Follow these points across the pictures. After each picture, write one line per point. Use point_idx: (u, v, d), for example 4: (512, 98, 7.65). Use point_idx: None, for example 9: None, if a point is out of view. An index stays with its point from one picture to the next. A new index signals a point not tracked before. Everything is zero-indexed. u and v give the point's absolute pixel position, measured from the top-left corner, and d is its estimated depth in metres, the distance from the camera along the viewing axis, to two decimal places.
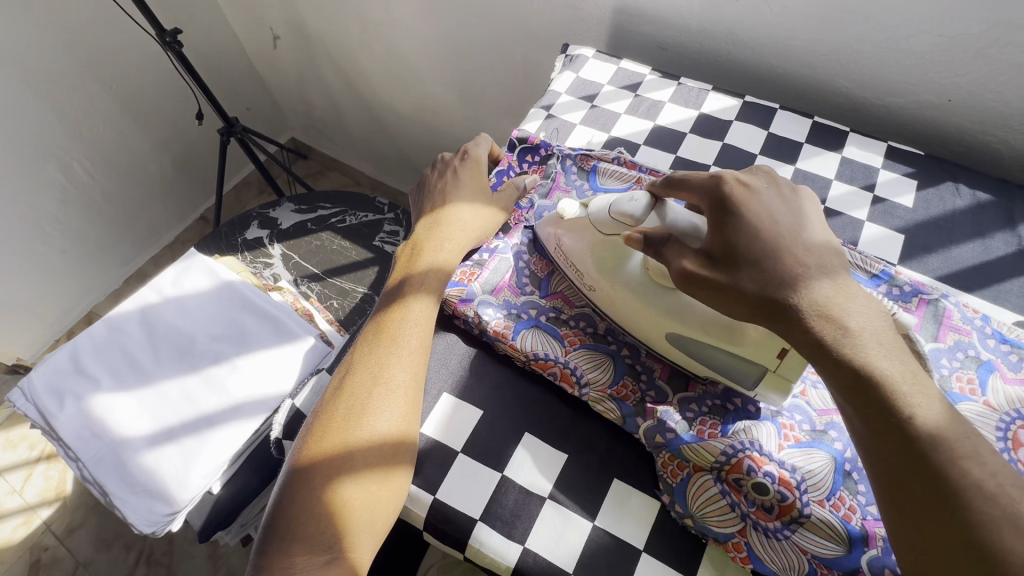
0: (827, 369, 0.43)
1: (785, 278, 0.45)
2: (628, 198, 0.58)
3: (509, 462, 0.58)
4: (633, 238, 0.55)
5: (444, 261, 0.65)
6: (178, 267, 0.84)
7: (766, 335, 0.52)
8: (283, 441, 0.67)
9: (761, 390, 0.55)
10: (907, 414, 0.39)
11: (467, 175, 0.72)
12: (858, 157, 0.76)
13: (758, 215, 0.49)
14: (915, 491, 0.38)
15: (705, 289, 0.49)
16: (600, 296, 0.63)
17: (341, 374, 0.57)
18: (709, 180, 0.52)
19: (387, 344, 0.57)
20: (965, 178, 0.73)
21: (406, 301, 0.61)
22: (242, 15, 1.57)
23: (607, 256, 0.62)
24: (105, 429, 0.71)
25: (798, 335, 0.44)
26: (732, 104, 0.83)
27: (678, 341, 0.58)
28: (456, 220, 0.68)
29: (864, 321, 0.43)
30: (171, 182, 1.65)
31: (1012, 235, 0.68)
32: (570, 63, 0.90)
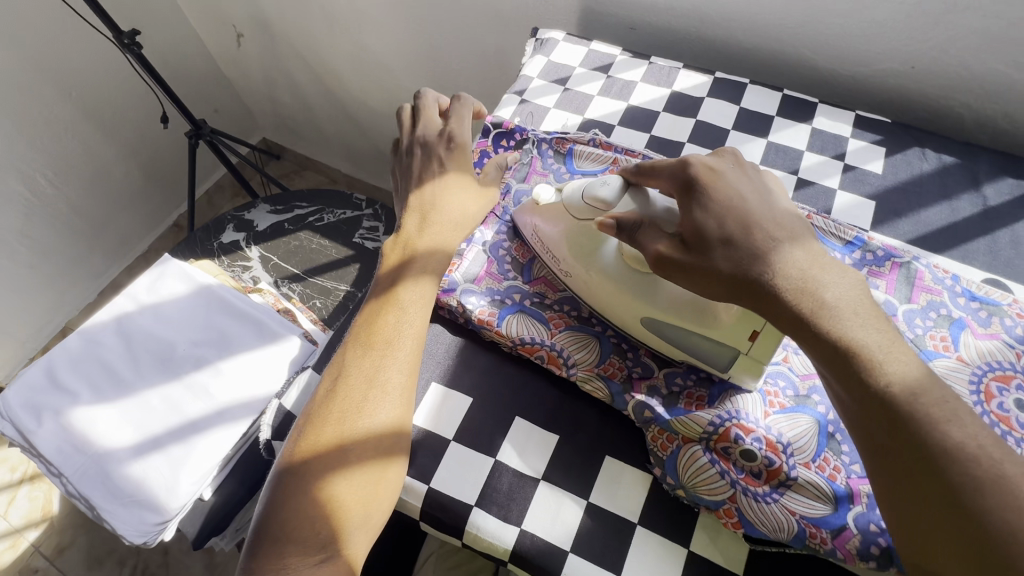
0: (804, 342, 0.44)
1: (758, 252, 0.47)
2: (601, 183, 0.58)
3: (502, 447, 0.58)
4: (606, 223, 0.54)
5: (435, 259, 0.59)
6: (152, 273, 0.82)
7: (738, 318, 0.53)
8: (271, 443, 0.72)
9: (734, 373, 0.56)
10: (886, 382, 0.40)
11: (456, 161, 0.65)
12: (828, 127, 0.77)
13: (727, 196, 0.49)
14: (900, 459, 0.39)
15: (682, 270, 0.49)
16: (577, 282, 0.63)
17: (330, 369, 0.54)
18: (676, 164, 0.53)
19: (379, 338, 0.54)
20: (930, 143, 0.75)
21: (398, 289, 0.57)
22: (203, 13, 1.53)
23: (584, 243, 0.62)
24: (87, 443, 0.70)
25: (776, 308, 0.45)
26: (703, 81, 0.83)
27: (653, 326, 0.59)
28: (452, 209, 0.63)
29: (840, 294, 0.45)
30: (140, 190, 1.61)
31: (976, 196, 0.70)
32: (541, 47, 0.90)
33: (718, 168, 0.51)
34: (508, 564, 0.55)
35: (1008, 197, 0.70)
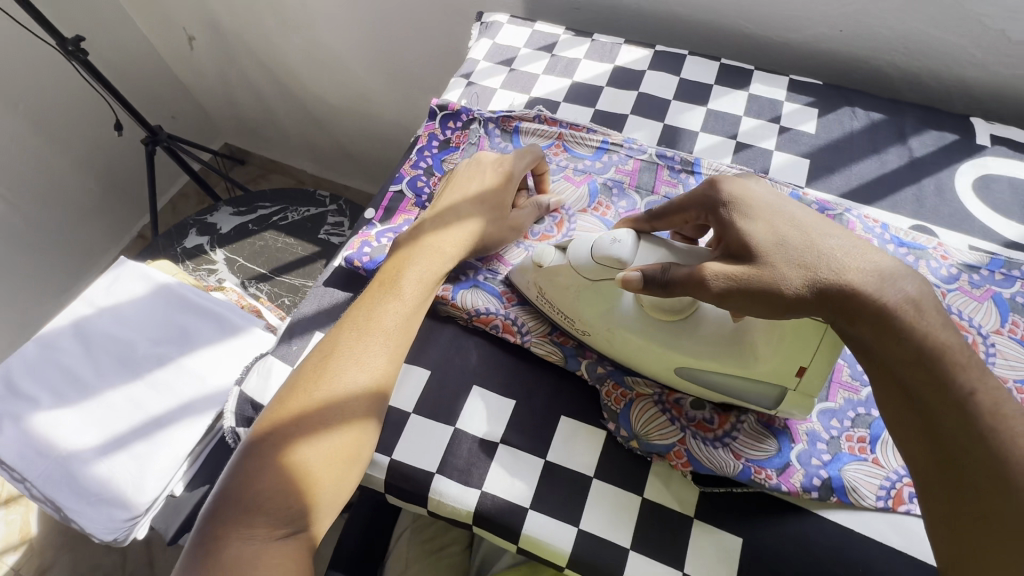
0: (882, 347, 0.42)
1: (823, 254, 0.43)
2: (610, 238, 0.52)
3: (461, 415, 0.59)
4: (630, 279, 0.48)
5: (440, 265, 0.60)
6: (109, 276, 0.82)
7: (782, 358, 0.50)
8: (238, 429, 0.63)
9: (784, 409, 0.54)
10: (968, 391, 0.39)
11: (492, 188, 0.65)
12: (763, 92, 0.80)
13: (766, 203, 0.48)
14: (967, 471, 0.38)
15: (746, 292, 0.44)
16: (596, 339, 0.58)
17: (323, 346, 0.55)
18: (696, 201, 0.52)
19: (375, 322, 0.56)
20: (859, 102, 0.78)
21: (401, 276, 0.59)
22: (151, 18, 1.51)
23: (595, 301, 0.56)
24: (50, 447, 0.69)
25: (855, 310, 0.42)
26: (644, 55, 0.86)
27: (688, 375, 0.55)
28: (472, 223, 0.62)
29: (914, 289, 0.42)
30: (98, 202, 1.58)
31: (903, 149, 0.74)
32: (485, 30, 0.91)
33: (744, 186, 0.49)
34: (473, 527, 0.57)
35: (933, 147, 0.73)
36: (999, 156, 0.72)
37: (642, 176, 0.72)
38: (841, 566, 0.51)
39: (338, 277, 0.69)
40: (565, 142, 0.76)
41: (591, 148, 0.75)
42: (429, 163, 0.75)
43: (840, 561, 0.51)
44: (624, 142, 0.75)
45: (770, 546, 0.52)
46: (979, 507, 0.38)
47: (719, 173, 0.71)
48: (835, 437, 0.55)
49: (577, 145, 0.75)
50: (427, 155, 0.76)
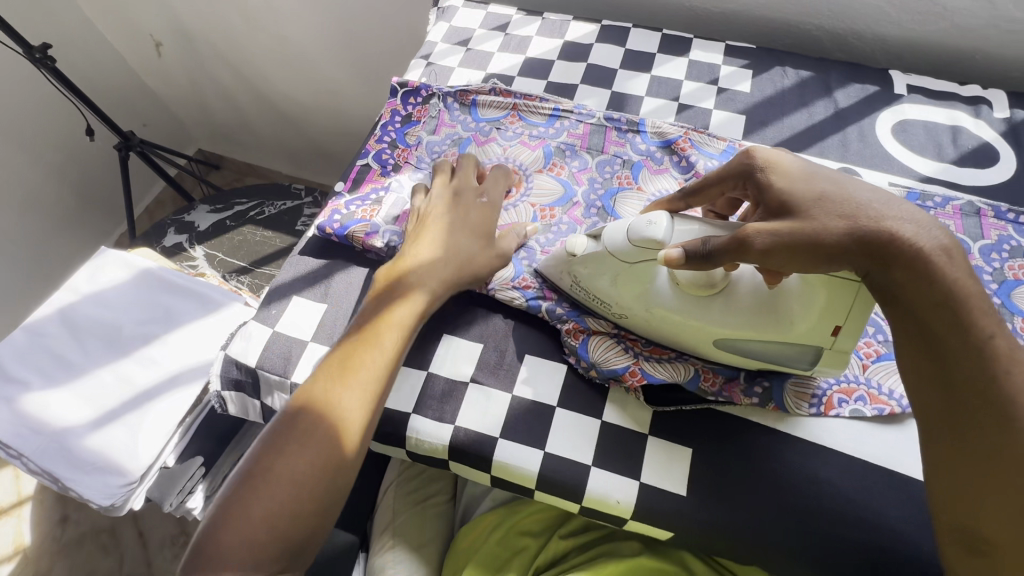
0: (911, 292, 0.44)
1: (860, 204, 0.46)
2: (645, 221, 0.53)
3: (433, 359, 0.64)
4: (672, 255, 0.50)
5: (417, 305, 0.59)
6: (91, 265, 0.85)
7: (818, 318, 0.51)
8: (222, 392, 0.68)
9: (819, 368, 0.56)
10: (988, 334, 0.43)
11: (472, 215, 0.66)
12: (702, 58, 0.86)
13: (799, 166, 0.50)
14: (980, 409, 0.42)
15: (791, 248, 0.46)
16: (635, 321, 0.59)
17: (300, 394, 0.53)
18: (732, 173, 0.55)
19: (351, 370, 0.53)
20: (789, 62, 0.85)
21: (379, 320, 0.57)
22: (117, 25, 1.53)
23: (633, 284, 0.56)
24: (44, 423, 0.73)
25: (889, 256, 0.44)
26: (591, 29, 0.91)
27: (727, 346, 0.56)
28: (451, 250, 0.63)
29: (942, 234, 0.45)
30: (75, 210, 1.59)
31: (830, 101, 0.80)
32: (442, 15, 0.96)
33: (780, 153, 0.52)
34: (449, 461, 0.61)
35: (856, 99, 0.80)
36: (915, 103, 0.79)
37: (593, 138, 0.77)
38: (777, 464, 0.57)
39: (313, 246, 0.73)
40: (520, 112, 0.81)
41: (544, 116, 0.80)
42: (392, 137, 0.80)
43: (778, 461, 0.57)
44: (575, 108, 0.80)
45: (716, 453, 0.58)
46: (989, 445, 0.42)
47: (662, 131, 0.76)
48: None
49: (531, 113, 0.80)
50: (391, 130, 0.80)
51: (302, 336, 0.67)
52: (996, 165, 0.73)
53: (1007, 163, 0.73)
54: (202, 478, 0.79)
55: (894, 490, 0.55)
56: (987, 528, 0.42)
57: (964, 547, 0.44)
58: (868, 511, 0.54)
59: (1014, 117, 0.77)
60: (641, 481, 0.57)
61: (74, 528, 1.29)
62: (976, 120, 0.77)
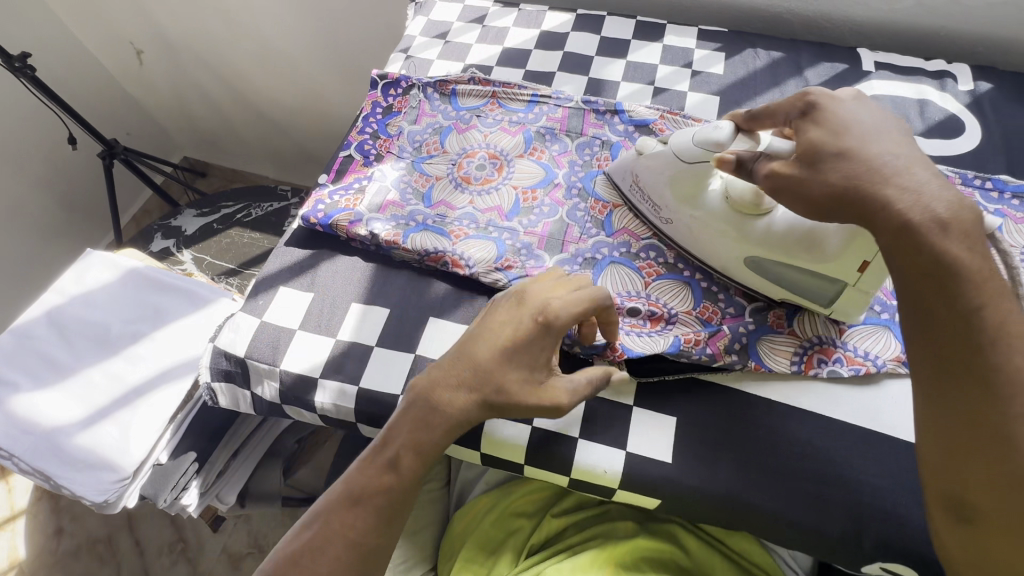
0: (896, 256, 0.44)
1: (871, 167, 0.46)
2: (714, 127, 0.57)
3: (419, 342, 0.65)
4: (725, 160, 0.54)
5: (439, 439, 0.50)
6: (77, 267, 0.85)
7: (847, 251, 0.54)
8: (212, 384, 0.68)
9: (839, 309, 0.59)
10: (976, 305, 0.41)
11: (529, 336, 0.51)
12: (676, 43, 0.88)
13: (845, 115, 0.49)
14: (962, 378, 0.41)
15: (790, 190, 0.49)
16: (677, 230, 0.65)
17: (322, 503, 0.49)
18: (788, 105, 0.53)
19: (370, 495, 0.48)
20: (760, 44, 0.87)
21: (403, 437, 0.50)
22: (96, 33, 1.52)
23: (688, 188, 0.62)
24: (34, 423, 0.73)
25: (875, 219, 0.45)
26: (567, 19, 0.93)
27: (756, 265, 0.60)
28: (485, 373, 0.50)
29: (945, 204, 0.44)
30: (60, 220, 1.58)
31: (800, 80, 0.83)
32: (420, 9, 0.97)
33: (838, 99, 0.51)
34: None
35: (826, 77, 0.82)
36: (883, 79, 0.81)
37: (571, 122, 0.79)
38: (757, 426, 0.58)
39: (298, 237, 0.74)
40: (500, 99, 0.82)
41: (523, 102, 0.81)
42: (374, 127, 0.81)
43: (759, 426, 0.58)
44: (553, 94, 0.81)
45: (699, 421, 0.59)
46: (970, 415, 0.40)
47: (638, 113, 0.78)
48: (761, 314, 0.63)
49: (510, 100, 0.82)
50: (373, 121, 0.81)
51: (290, 325, 0.67)
52: (962, 135, 0.75)
53: (973, 133, 0.75)
54: (195, 473, 0.79)
55: (872, 449, 0.56)
56: (971, 499, 0.40)
57: (950, 519, 0.42)
58: (848, 470, 0.56)
59: (978, 89, 0.79)
60: (627, 450, 0.58)
61: (70, 540, 1.27)
62: (942, 94, 0.79)
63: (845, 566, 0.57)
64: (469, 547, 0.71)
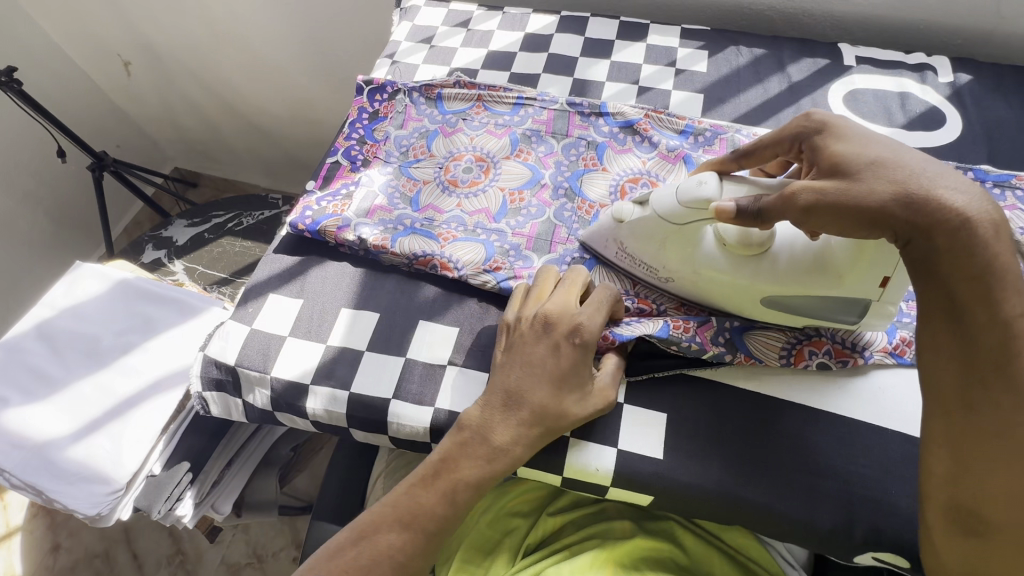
0: (947, 258, 0.43)
1: (914, 171, 0.44)
2: (696, 182, 0.54)
3: (410, 345, 0.65)
4: (724, 208, 0.50)
5: (504, 466, 0.53)
6: (67, 279, 0.85)
7: (868, 269, 0.52)
8: (204, 394, 0.68)
9: (866, 321, 0.58)
10: (1016, 313, 0.41)
11: (568, 359, 0.54)
12: (659, 42, 0.89)
13: (857, 129, 0.50)
14: (997, 388, 0.41)
15: (831, 211, 0.45)
16: (681, 285, 0.61)
17: (363, 521, 0.52)
18: (791, 131, 0.53)
19: (421, 523, 0.51)
20: (742, 42, 0.88)
21: (459, 471, 0.53)
22: (83, 46, 1.52)
23: (682, 246, 0.58)
24: (25, 438, 0.73)
25: (934, 220, 0.43)
26: (551, 21, 0.94)
27: (774, 303, 0.58)
28: (537, 403, 0.53)
29: (991, 208, 0.43)
30: (49, 234, 1.57)
31: (783, 76, 0.83)
32: (405, 14, 0.98)
33: (841, 117, 0.51)
34: (431, 443, 0.62)
35: (808, 72, 0.83)
36: (865, 74, 0.82)
37: (557, 123, 0.79)
38: (748, 420, 0.59)
39: (287, 244, 0.74)
40: (485, 103, 0.82)
41: (508, 105, 0.82)
42: (361, 133, 0.81)
43: (751, 418, 0.59)
44: (538, 95, 0.82)
45: (690, 416, 0.59)
46: (1002, 426, 0.41)
47: (623, 113, 0.78)
48: None
49: (496, 103, 0.82)
50: (359, 127, 0.81)
51: (280, 332, 0.67)
52: (943, 127, 0.76)
53: (954, 125, 0.76)
54: (189, 484, 0.78)
55: (861, 439, 0.57)
56: (988, 510, 0.42)
57: (954, 523, 0.44)
58: (838, 461, 0.56)
59: (957, 81, 0.80)
60: (618, 447, 0.58)
61: (66, 556, 1.26)
62: (922, 86, 0.80)
63: (839, 557, 0.57)
64: (466, 549, 0.71)
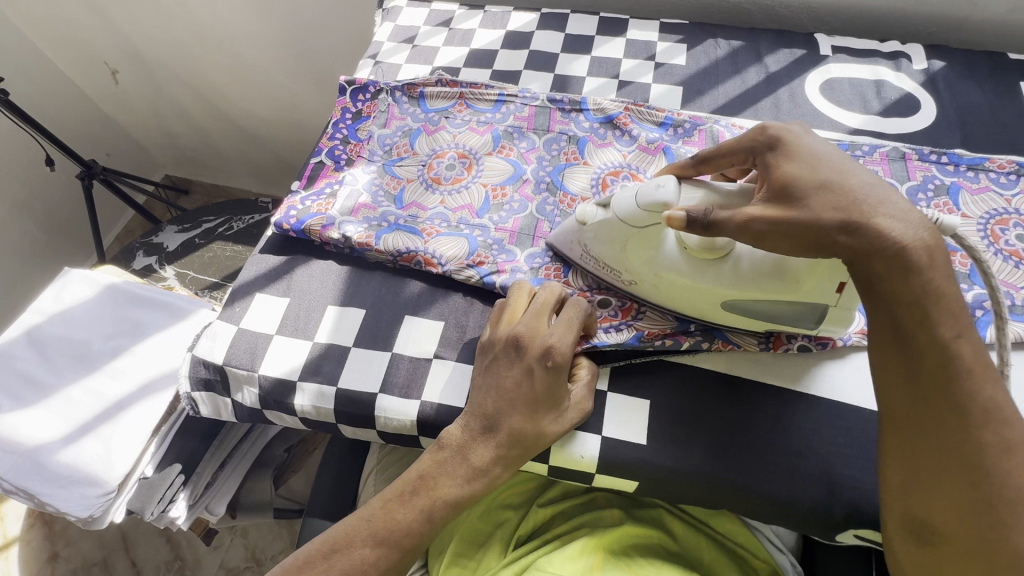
0: (884, 283, 0.44)
1: (858, 197, 0.44)
2: (654, 185, 0.53)
3: (396, 340, 0.66)
4: (676, 217, 0.49)
5: (485, 484, 0.54)
6: (55, 286, 0.86)
7: (822, 278, 0.51)
8: (193, 394, 0.69)
9: (824, 327, 0.58)
10: (955, 336, 0.42)
11: (541, 381, 0.54)
12: (638, 37, 0.90)
13: (813, 148, 0.48)
14: (939, 407, 0.42)
15: (777, 230, 0.46)
16: (641, 287, 0.61)
17: (335, 534, 0.53)
18: (747, 143, 0.52)
19: (397, 539, 0.52)
20: (720, 34, 0.89)
21: (438, 488, 0.53)
22: (70, 55, 1.52)
23: (640, 249, 0.57)
24: (16, 443, 0.73)
25: (868, 246, 0.43)
26: (532, 18, 0.95)
27: (734, 306, 0.57)
28: (514, 427, 0.53)
29: (929, 233, 0.43)
30: (40, 244, 1.57)
31: (761, 67, 0.84)
32: (387, 15, 0.99)
33: (794, 132, 0.50)
34: (419, 436, 0.63)
35: (785, 63, 0.84)
36: (841, 62, 0.83)
37: (538, 119, 0.80)
38: (730, 406, 0.59)
39: (273, 243, 0.75)
40: (467, 100, 0.83)
41: (490, 102, 0.82)
42: (344, 133, 0.82)
43: (734, 404, 0.59)
44: (519, 92, 0.82)
45: (672, 402, 0.60)
46: (947, 445, 0.42)
47: (603, 108, 0.79)
48: None
49: (478, 100, 0.83)
50: (343, 127, 0.82)
51: (267, 331, 0.68)
52: (918, 113, 0.77)
53: (928, 111, 0.77)
54: (182, 485, 0.79)
55: (840, 419, 0.58)
56: (939, 522, 0.43)
57: (909, 535, 0.45)
58: (818, 442, 0.57)
59: (931, 68, 0.82)
60: (602, 434, 0.59)
61: (65, 565, 1.26)
62: (897, 74, 0.81)
63: (821, 537, 0.58)
64: (458, 542, 0.71)
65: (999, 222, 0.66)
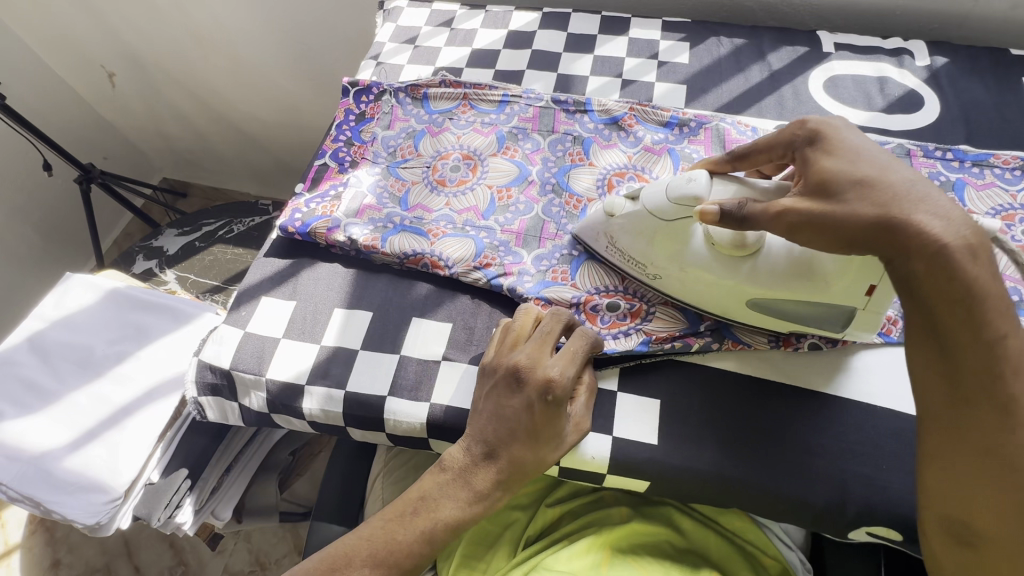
0: (925, 284, 0.43)
1: (898, 193, 0.44)
2: (686, 178, 0.54)
3: (405, 342, 0.66)
4: (708, 211, 0.51)
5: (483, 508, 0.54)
6: (56, 292, 0.85)
7: (852, 280, 0.51)
8: (200, 400, 0.68)
9: (851, 331, 0.58)
10: (1001, 335, 0.42)
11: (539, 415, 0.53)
12: (641, 35, 0.90)
13: (852, 143, 0.49)
14: (979, 406, 0.43)
15: (808, 227, 0.47)
16: (667, 284, 0.61)
17: (333, 553, 0.52)
18: (786, 137, 0.53)
19: (396, 560, 0.51)
20: (722, 33, 0.89)
21: (438, 510, 0.53)
22: (66, 58, 1.51)
23: (670, 244, 0.58)
24: (20, 451, 0.72)
25: (909, 245, 0.43)
26: (534, 17, 0.94)
27: (760, 306, 0.57)
28: (512, 457, 0.53)
29: (971, 231, 0.42)
30: (38, 249, 1.56)
31: (764, 65, 0.84)
32: (388, 16, 0.98)
33: (835, 126, 0.50)
34: (429, 438, 0.63)
35: (788, 61, 0.84)
36: (843, 59, 0.83)
37: (543, 119, 0.80)
38: (742, 404, 0.59)
39: (278, 246, 0.75)
40: (471, 101, 0.83)
41: (493, 102, 0.82)
42: (348, 135, 0.81)
43: (745, 402, 0.59)
44: (523, 93, 0.82)
45: (685, 401, 0.60)
46: (988, 446, 0.42)
47: (609, 108, 0.79)
48: None
49: (481, 101, 0.82)
50: (346, 129, 0.82)
51: (274, 335, 0.68)
52: (922, 109, 0.77)
53: (932, 107, 0.78)
54: (188, 491, 0.77)
55: (850, 416, 0.58)
56: (979, 523, 0.43)
57: (948, 536, 0.45)
58: (829, 439, 0.57)
59: (934, 64, 0.82)
60: (614, 435, 0.59)
61: (68, 571, 1.25)
62: (900, 70, 0.81)
63: (833, 534, 0.58)
64: (467, 543, 0.71)
65: (1005, 217, 0.66)
